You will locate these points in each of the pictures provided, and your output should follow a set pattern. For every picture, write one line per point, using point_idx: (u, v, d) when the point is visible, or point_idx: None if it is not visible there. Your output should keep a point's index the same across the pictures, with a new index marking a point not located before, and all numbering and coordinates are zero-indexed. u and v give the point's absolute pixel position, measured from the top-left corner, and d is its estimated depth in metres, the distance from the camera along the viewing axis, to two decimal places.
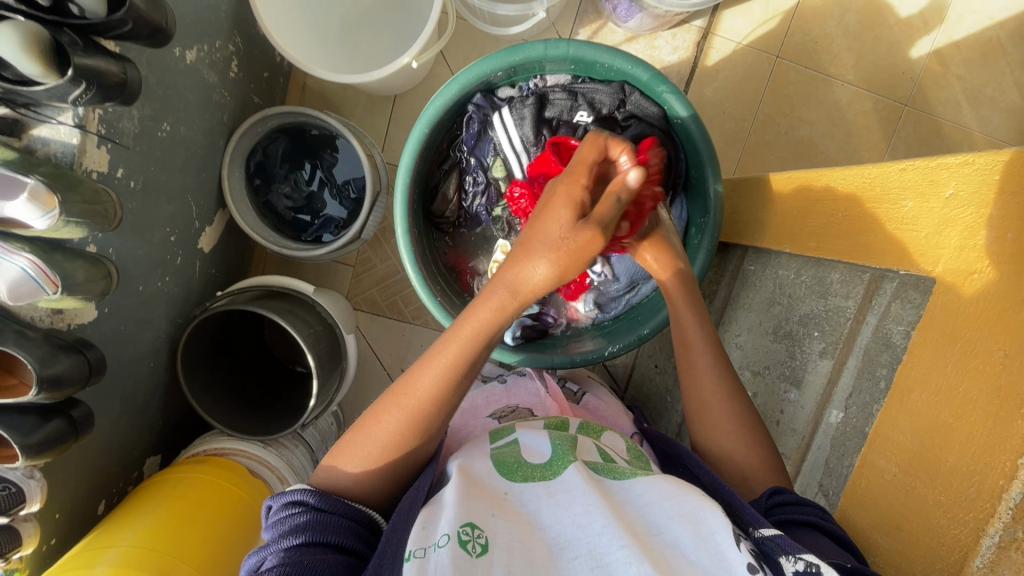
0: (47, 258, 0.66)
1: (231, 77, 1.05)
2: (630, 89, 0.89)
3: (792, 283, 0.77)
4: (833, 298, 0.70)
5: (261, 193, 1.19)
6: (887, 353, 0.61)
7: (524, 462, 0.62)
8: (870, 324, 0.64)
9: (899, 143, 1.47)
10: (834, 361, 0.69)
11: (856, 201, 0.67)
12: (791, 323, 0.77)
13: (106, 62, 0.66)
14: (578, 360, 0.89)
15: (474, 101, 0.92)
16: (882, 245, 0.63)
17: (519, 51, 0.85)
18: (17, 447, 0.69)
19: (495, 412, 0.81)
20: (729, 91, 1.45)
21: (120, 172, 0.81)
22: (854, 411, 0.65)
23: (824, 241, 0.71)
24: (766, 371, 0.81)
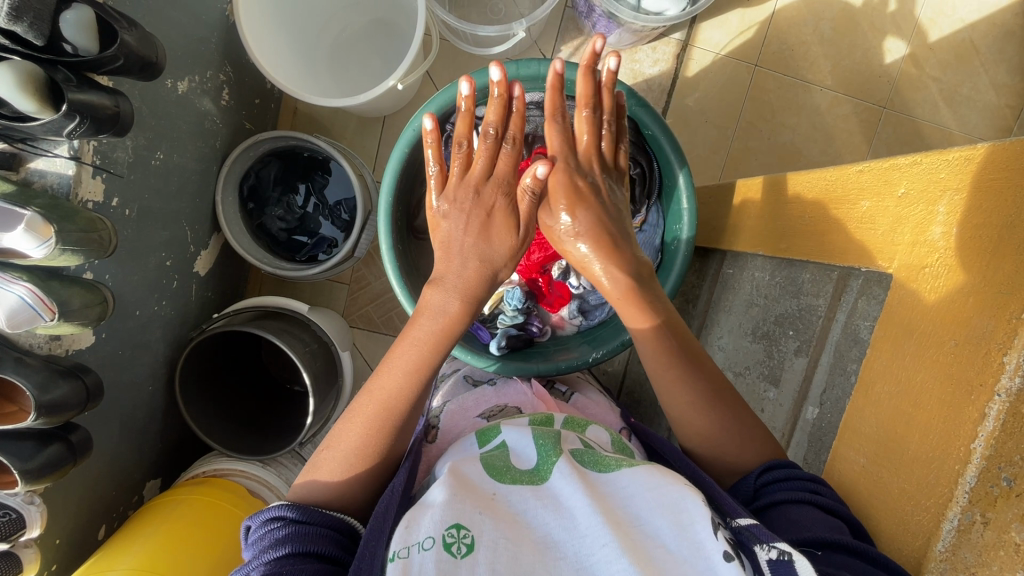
0: (44, 286, 0.68)
1: (222, 105, 1.08)
2: None
3: (767, 285, 0.79)
4: (805, 297, 0.72)
5: (255, 216, 1.22)
6: (856, 348, 0.63)
7: (512, 467, 0.63)
8: (839, 320, 0.66)
9: (880, 145, 1.50)
10: (808, 359, 0.70)
11: (820, 203, 0.69)
12: (768, 323, 0.78)
13: (99, 96, 0.68)
14: (563, 367, 0.91)
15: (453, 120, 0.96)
16: (844, 244, 0.65)
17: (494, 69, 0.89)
18: (16, 473, 0.70)
19: (484, 411, 0.82)
20: (710, 101, 1.48)
21: (115, 201, 0.83)
22: (829, 405, 0.66)
23: (793, 242, 0.73)
24: (747, 371, 0.82)
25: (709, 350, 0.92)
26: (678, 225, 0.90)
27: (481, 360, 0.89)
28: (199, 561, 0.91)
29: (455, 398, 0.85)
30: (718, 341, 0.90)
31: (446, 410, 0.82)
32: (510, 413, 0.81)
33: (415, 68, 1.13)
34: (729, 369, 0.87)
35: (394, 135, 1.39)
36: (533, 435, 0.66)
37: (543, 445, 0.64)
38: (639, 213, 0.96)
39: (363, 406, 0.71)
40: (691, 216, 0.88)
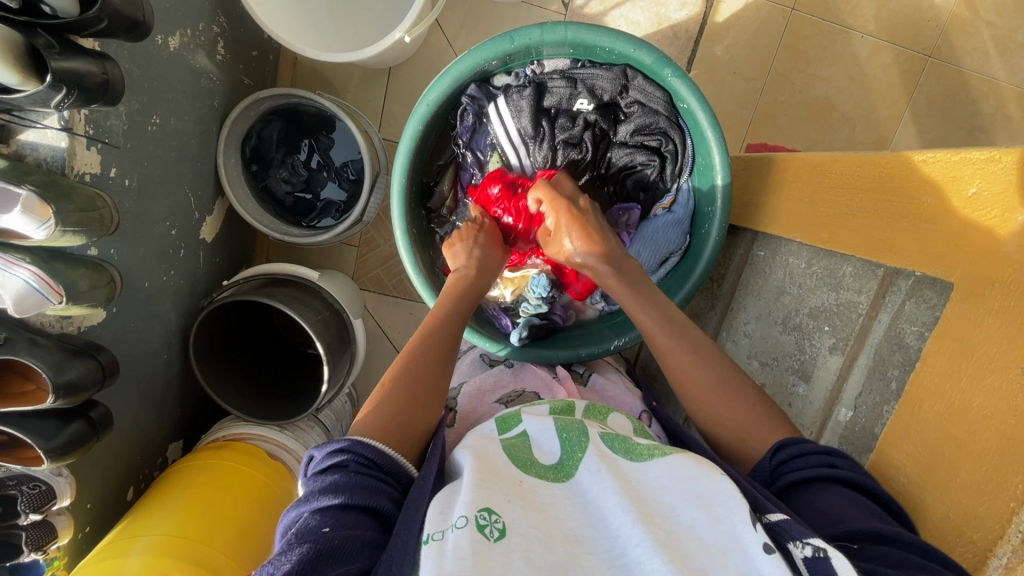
0: (48, 268, 0.66)
1: (218, 60, 1.01)
2: (632, 73, 0.85)
3: (802, 274, 0.76)
4: (844, 292, 0.69)
5: (260, 178, 1.17)
6: (899, 353, 0.62)
7: (536, 462, 0.64)
8: (881, 322, 0.64)
9: (921, 99, 1.40)
10: (846, 357, 0.69)
11: (871, 192, 0.64)
12: (801, 316, 0.76)
13: (86, 63, 0.63)
14: (584, 355, 0.90)
15: (469, 92, 0.88)
16: (897, 241, 0.61)
17: (514, 34, 0.80)
18: (40, 451, 0.71)
19: (502, 397, 0.81)
20: (741, 49, 1.37)
21: (114, 171, 0.79)
22: (865, 410, 0.65)
23: (837, 231, 0.68)
24: (774, 363, 0.80)
25: (735, 336, 0.88)
26: (711, 207, 0.83)
27: (492, 343, 0.90)
28: (226, 528, 0.94)
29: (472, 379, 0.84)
30: (745, 328, 0.87)
31: (463, 394, 0.81)
32: (526, 399, 0.81)
33: (424, 17, 1.03)
34: (755, 357, 0.83)
35: (401, 90, 1.31)
36: (557, 428, 0.67)
37: (567, 440, 0.65)
38: (670, 193, 0.89)
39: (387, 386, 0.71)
40: (723, 201, 0.81)
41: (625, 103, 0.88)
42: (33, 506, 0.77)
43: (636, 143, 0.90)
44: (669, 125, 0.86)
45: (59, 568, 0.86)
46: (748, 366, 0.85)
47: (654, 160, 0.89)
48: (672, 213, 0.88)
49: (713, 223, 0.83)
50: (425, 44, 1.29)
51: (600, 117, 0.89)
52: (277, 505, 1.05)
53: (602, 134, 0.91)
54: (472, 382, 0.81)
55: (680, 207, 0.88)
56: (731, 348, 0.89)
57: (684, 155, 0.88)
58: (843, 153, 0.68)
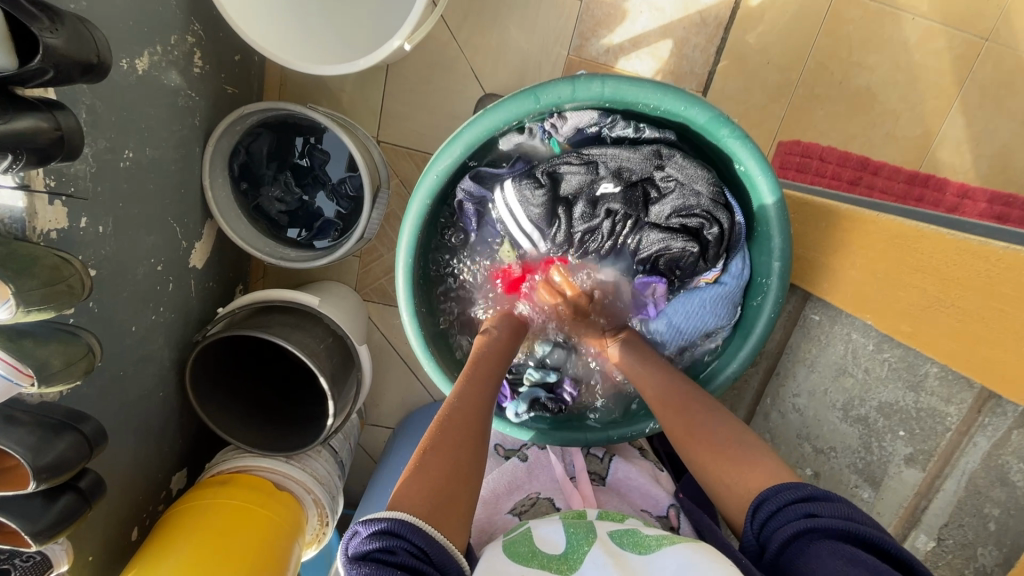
0: (15, 349, 0.59)
1: (196, 73, 0.90)
2: (667, 153, 0.75)
3: (870, 358, 0.68)
4: (926, 396, 0.63)
5: (251, 196, 1.08)
6: (1001, 489, 0.57)
7: (539, 551, 0.61)
8: (978, 446, 0.59)
9: (973, 89, 1.27)
10: (926, 473, 0.63)
11: (973, 297, 0.57)
12: (867, 409, 0.69)
13: (32, 119, 0.53)
14: (614, 436, 0.83)
15: (464, 186, 0.80)
16: (1008, 363, 0.54)
17: (540, 92, 0.68)
18: (27, 536, 0.66)
19: (515, 504, 0.74)
20: (776, 36, 1.23)
21: (84, 221, 0.71)
22: (951, 544, 0.61)
23: (924, 331, 0.61)
24: (833, 453, 0.73)
25: (782, 405, 0.81)
26: (766, 279, 0.75)
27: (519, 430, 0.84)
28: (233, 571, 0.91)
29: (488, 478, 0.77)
30: (795, 400, 0.79)
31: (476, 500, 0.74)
32: (542, 508, 0.73)
33: (425, 22, 0.91)
34: (806, 439, 0.77)
35: (400, 90, 1.20)
36: (563, 524, 0.65)
37: (573, 534, 0.63)
38: (716, 264, 0.79)
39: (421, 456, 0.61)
40: (779, 278, 0.73)
41: (660, 180, 0.77)
42: None
43: (673, 227, 0.79)
44: (713, 206, 0.75)
45: None
46: (798, 448, 0.78)
47: (693, 247, 0.78)
48: (723, 286, 0.79)
49: (766, 297, 0.75)
50: (425, 40, 1.17)
51: (625, 202, 0.79)
52: (282, 540, 1.00)
53: (630, 219, 0.81)
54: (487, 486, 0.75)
55: (732, 276, 0.78)
56: (776, 419, 0.82)
57: (733, 232, 0.77)
58: (931, 228, 0.61)
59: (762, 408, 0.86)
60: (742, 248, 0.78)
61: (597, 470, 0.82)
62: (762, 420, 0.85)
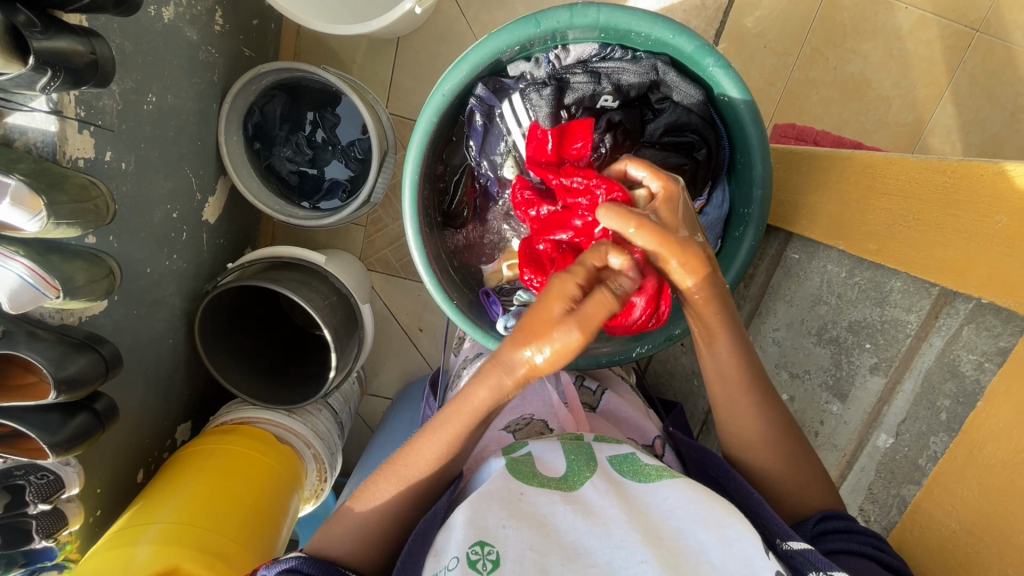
0: (43, 261, 0.63)
1: (216, 31, 0.95)
2: (665, 67, 0.75)
3: (842, 283, 0.70)
4: (890, 308, 0.64)
5: (263, 156, 1.13)
6: (953, 382, 0.57)
7: (540, 473, 0.61)
8: (933, 345, 0.59)
9: (963, 78, 1.30)
10: (887, 379, 0.64)
11: (939, 205, 0.58)
12: (837, 329, 0.71)
13: (71, 41, 0.58)
14: (604, 361, 0.82)
15: (476, 93, 0.80)
16: (958, 261, 0.56)
17: (541, 18, 0.69)
18: (46, 446, 0.70)
19: (509, 424, 0.77)
20: (773, 21, 1.28)
21: (109, 155, 0.75)
22: (907, 438, 0.62)
23: (889, 243, 0.63)
24: (805, 375, 0.75)
25: (762, 342, 0.83)
26: (748, 209, 0.76)
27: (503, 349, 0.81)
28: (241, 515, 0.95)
29: None
30: (774, 334, 0.81)
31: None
32: (535, 427, 0.76)
33: None
34: (783, 367, 0.79)
35: (409, 61, 1.24)
36: (563, 450, 0.65)
37: (574, 460, 0.63)
38: (701, 196, 0.81)
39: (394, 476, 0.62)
40: (762, 201, 0.74)
41: (655, 100, 0.80)
42: (42, 496, 0.77)
43: (666, 145, 0.82)
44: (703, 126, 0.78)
45: (71, 552, 0.87)
46: (775, 376, 0.80)
47: (686, 164, 0.80)
48: (703, 217, 0.81)
49: (747, 228, 0.77)
50: (435, 12, 1.21)
51: (626, 115, 0.82)
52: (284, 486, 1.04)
53: (628, 136, 0.83)
54: None
55: (714, 208, 0.81)
56: (757, 354, 0.84)
57: (718, 157, 0.80)
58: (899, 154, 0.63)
59: None
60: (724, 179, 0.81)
61: (587, 401, 0.85)
62: None
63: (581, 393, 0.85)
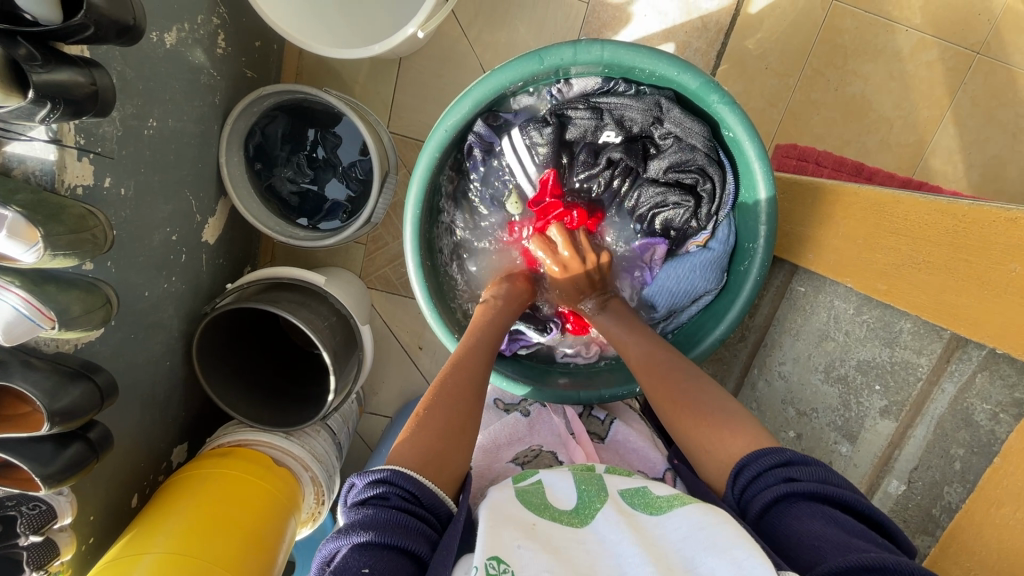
0: (39, 292, 0.62)
1: (219, 54, 0.95)
2: (668, 105, 0.75)
3: (850, 320, 0.70)
4: (900, 350, 0.65)
5: (264, 177, 1.12)
6: (966, 431, 0.60)
7: (551, 505, 0.60)
8: (945, 391, 0.62)
9: (964, 99, 1.31)
10: (898, 424, 0.66)
11: (946, 247, 0.58)
12: (846, 368, 0.71)
13: (73, 73, 0.58)
14: (606, 395, 0.83)
15: (475, 130, 0.79)
16: (968, 309, 0.57)
17: (543, 55, 0.70)
18: (38, 478, 0.69)
19: (517, 455, 0.75)
20: (775, 43, 1.28)
21: (108, 181, 0.75)
22: (920, 487, 0.63)
23: (897, 285, 0.63)
24: (813, 415, 0.75)
25: (766, 372, 0.82)
26: (752, 243, 0.75)
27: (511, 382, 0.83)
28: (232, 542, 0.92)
29: (485, 430, 0.78)
30: (779, 367, 0.80)
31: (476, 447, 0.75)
32: (544, 460, 0.75)
33: (438, 12, 0.95)
34: (790, 403, 0.78)
35: (412, 82, 1.24)
36: (574, 480, 0.64)
37: (585, 491, 0.62)
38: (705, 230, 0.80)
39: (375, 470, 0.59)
40: (767, 236, 0.73)
41: (658, 135, 0.79)
42: (33, 527, 0.75)
43: (668, 181, 0.81)
44: (707, 162, 0.77)
45: None
46: (781, 412, 0.79)
47: (687, 200, 0.81)
48: (708, 252, 0.79)
49: (753, 261, 0.75)
50: (437, 34, 1.21)
51: (626, 152, 0.81)
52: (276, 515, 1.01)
53: (628, 170, 0.83)
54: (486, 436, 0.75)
55: (718, 241, 0.79)
56: (763, 388, 0.82)
57: (721, 194, 0.79)
58: (907, 194, 0.63)
59: (749, 379, 0.85)
60: (727, 211, 0.78)
61: (597, 431, 0.83)
62: (749, 391, 0.85)
63: (590, 424, 0.84)
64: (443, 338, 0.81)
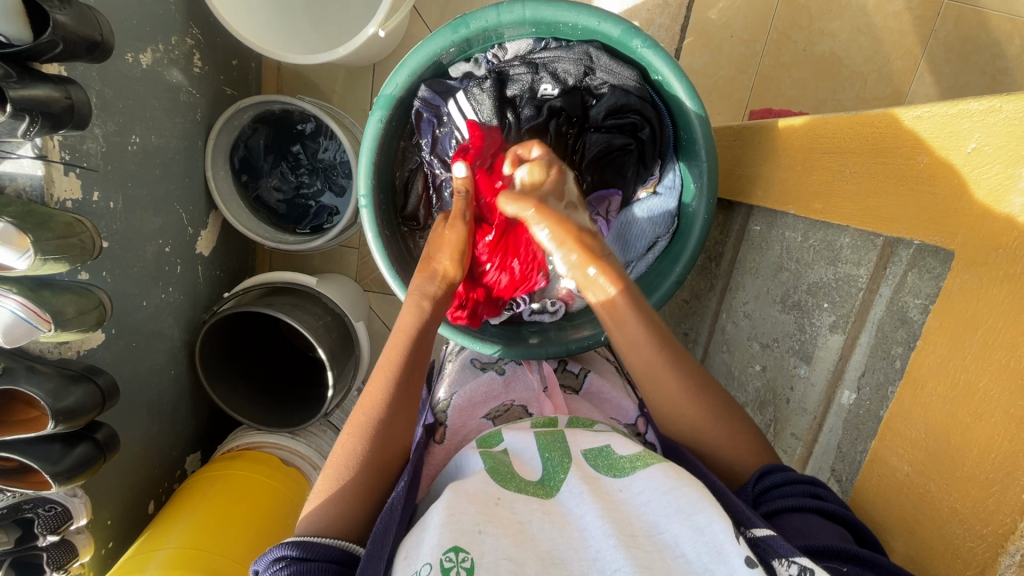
0: (35, 297, 0.67)
1: (196, 73, 1.00)
2: (596, 52, 0.78)
3: (799, 247, 0.70)
4: (842, 265, 0.64)
5: (251, 188, 1.17)
6: (903, 329, 0.56)
7: (517, 475, 0.59)
8: (883, 295, 0.59)
9: (937, 46, 1.29)
10: (847, 336, 0.63)
11: (868, 154, 0.58)
12: (799, 293, 0.70)
13: (48, 89, 0.63)
14: (574, 347, 0.86)
15: (419, 95, 0.81)
16: (888, 207, 0.56)
17: (469, 20, 0.74)
18: (48, 475, 0.73)
19: (489, 411, 0.78)
20: (737, 12, 1.30)
21: (96, 195, 0.80)
22: (868, 392, 0.60)
23: (831, 203, 0.63)
24: (774, 345, 0.74)
25: (733, 317, 0.83)
26: (697, 184, 0.78)
27: (483, 343, 0.85)
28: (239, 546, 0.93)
29: (461, 387, 0.81)
30: (744, 308, 0.81)
31: (453, 405, 0.78)
32: (515, 413, 0.78)
33: (396, 10, 0.99)
34: (755, 339, 0.78)
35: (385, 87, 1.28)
36: (540, 448, 0.62)
37: (549, 459, 0.61)
38: (652, 175, 0.84)
39: (347, 431, 0.64)
40: (709, 171, 0.77)
41: (594, 85, 0.82)
42: (50, 527, 0.78)
43: (611, 128, 0.82)
44: (644, 105, 0.79)
45: None
46: (748, 349, 0.79)
47: (631, 144, 0.81)
48: (658, 197, 0.83)
49: (699, 199, 0.78)
50: (405, 36, 1.25)
51: (566, 102, 0.82)
52: (282, 520, 1.02)
53: (573, 121, 0.84)
54: (460, 395, 0.78)
55: (665, 187, 0.83)
56: (731, 330, 0.84)
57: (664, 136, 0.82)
58: (834, 114, 0.63)
59: (719, 325, 0.88)
60: (673, 160, 0.83)
61: (570, 384, 0.86)
62: (719, 337, 0.87)
63: (563, 376, 0.87)
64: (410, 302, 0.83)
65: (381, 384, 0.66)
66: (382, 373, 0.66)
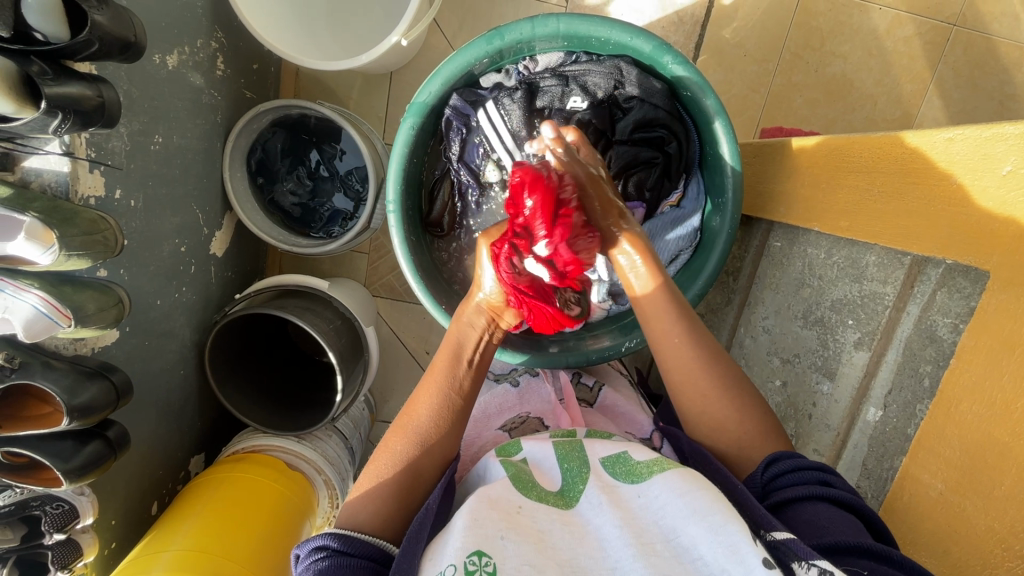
0: (57, 292, 0.67)
1: (218, 76, 1.01)
2: (627, 67, 0.80)
3: (822, 264, 0.71)
4: (868, 283, 0.64)
5: (266, 190, 1.17)
6: (932, 347, 0.56)
7: (539, 486, 0.59)
8: (910, 314, 0.59)
9: (947, 70, 1.31)
10: (872, 353, 0.63)
11: (896, 174, 0.59)
12: (822, 309, 0.71)
13: (81, 87, 0.64)
14: (594, 357, 0.87)
15: (451, 103, 0.84)
16: (917, 227, 0.57)
17: (504, 31, 0.75)
18: (59, 473, 0.72)
19: (505, 423, 0.79)
20: (751, 31, 1.32)
21: (118, 193, 0.80)
22: (895, 409, 0.60)
23: (857, 221, 0.64)
24: (795, 360, 0.75)
25: (753, 332, 0.83)
26: (722, 198, 0.79)
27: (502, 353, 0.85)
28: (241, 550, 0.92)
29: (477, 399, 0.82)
30: (764, 323, 0.81)
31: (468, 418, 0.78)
32: (532, 425, 0.79)
33: (418, 21, 1.00)
34: (775, 354, 0.78)
35: (403, 95, 1.30)
36: (558, 457, 0.63)
37: (569, 470, 0.61)
38: (676, 189, 0.86)
39: (386, 446, 0.64)
40: (733, 188, 0.77)
41: (623, 99, 0.83)
42: (57, 526, 0.78)
43: (637, 140, 0.84)
44: (670, 118, 0.81)
45: None
46: (768, 364, 0.79)
47: (657, 158, 0.84)
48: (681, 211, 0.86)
49: (724, 214, 0.79)
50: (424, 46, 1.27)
51: (594, 115, 0.83)
52: (286, 522, 1.00)
53: (599, 134, 0.84)
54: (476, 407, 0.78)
55: (689, 202, 0.86)
56: (750, 344, 0.84)
57: (688, 150, 0.84)
58: (859, 133, 0.64)
59: (737, 339, 0.88)
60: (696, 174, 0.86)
61: (585, 396, 0.86)
62: (738, 351, 0.87)
63: (578, 390, 0.87)
64: (432, 309, 0.84)
65: (425, 404, 0.66)
66: (426, 394, 0.67)
